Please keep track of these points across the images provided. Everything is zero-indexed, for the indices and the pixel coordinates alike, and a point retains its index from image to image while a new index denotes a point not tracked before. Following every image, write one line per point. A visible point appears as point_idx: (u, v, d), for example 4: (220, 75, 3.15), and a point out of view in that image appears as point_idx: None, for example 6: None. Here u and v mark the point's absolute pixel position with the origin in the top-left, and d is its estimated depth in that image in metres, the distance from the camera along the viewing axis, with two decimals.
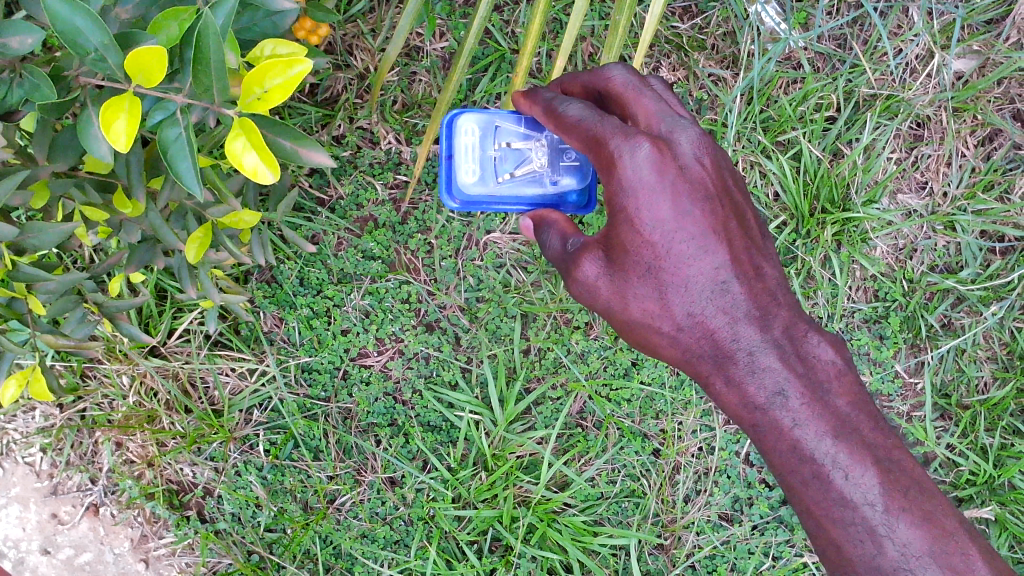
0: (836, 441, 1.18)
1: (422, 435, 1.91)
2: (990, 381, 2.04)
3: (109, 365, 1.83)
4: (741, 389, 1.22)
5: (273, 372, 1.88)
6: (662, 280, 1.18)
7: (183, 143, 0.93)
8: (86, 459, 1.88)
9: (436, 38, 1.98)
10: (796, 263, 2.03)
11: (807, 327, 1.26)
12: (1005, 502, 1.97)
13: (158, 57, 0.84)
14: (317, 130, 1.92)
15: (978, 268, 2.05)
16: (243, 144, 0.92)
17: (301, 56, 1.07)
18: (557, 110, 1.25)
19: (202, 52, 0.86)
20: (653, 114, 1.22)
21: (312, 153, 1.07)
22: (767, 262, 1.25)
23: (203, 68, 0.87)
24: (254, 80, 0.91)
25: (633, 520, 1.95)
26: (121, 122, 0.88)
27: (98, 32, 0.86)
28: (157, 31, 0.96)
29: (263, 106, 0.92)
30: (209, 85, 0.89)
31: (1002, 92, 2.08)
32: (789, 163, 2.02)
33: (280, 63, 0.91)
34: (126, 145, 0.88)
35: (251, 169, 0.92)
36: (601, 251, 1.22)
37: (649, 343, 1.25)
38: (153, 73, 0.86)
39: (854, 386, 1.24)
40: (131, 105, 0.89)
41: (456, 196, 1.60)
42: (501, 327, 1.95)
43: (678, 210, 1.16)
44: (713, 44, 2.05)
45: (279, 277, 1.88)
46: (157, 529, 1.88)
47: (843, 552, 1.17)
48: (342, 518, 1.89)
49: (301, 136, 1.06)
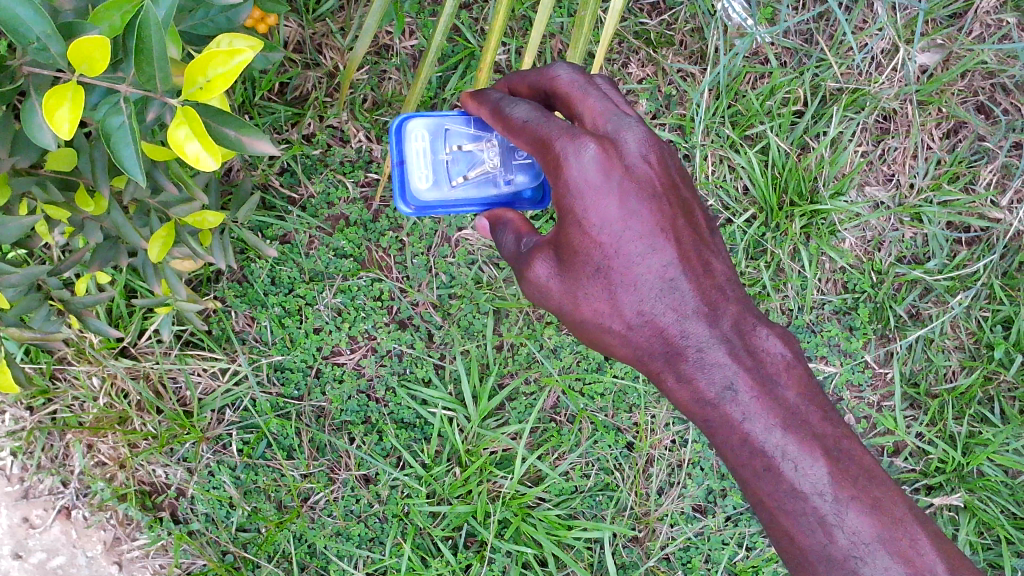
0: (785, 433, 1.20)
1: (396, 432, 1.91)
2: (958, 370, 2.07)
3: (77, 367, 1.82)
4: (692, 384, 1.24)
5: (244, 372, 1.87)
6: (610, 279, 1.19)
7: (126, 129, 0.92)
8: (57, 462, 1.87)
9: (405, 36, 1.98)
10: (766, 256, 2.04)
11: (756, 322, 1.27)
12: (973, 489, 2.00)
13: (100, 48, 0.85)
14: (286, 128, 1.92)
15: (945, 258, 2.08)
16: (186, 132, 0.94)
17: (256, 49, 1.11)
18: (504, 110, 1.24)
19: (144, 42, 0.86)
20: (598, 114, 1.23)
21: (256, 141, 1.11)
22: (716, 257, 1.26)
23: (145, 58, 0.87)
24: (197, 70, 0.92)
25: (607, 513, 1.96)
26: (63, 111, 0.88)
27: (39, 21, 0.86)
28: (98, 22, 0.94)
29: (206, 95, 0.94)
30: (152, 74, 0.90)
31: (966, 85, 2.10)
32: (758, 156, 2.04)
33: (222, 53, 0.92)
34: (70, 133, 0.88)
35: (193, 157, 0.94)
36: (552, 251, 1.22)
37: (601, 342, 1.27)
38: (96, 62, 0.86)
39: (803, 377, 1.26)
40: (74, 93, 0.89)
41: (410, 205, 1.47)
42: (473, 323, 1.96)
43: (624, 209, 1.17)
44: (681, 40, 2.07)
45: (250, 276, 1.88)
46: (130, 532, 1.87)
47: (796, 543, 1.19)
48: (316, 517, 1.89)
49: (246, 124, 1.09)
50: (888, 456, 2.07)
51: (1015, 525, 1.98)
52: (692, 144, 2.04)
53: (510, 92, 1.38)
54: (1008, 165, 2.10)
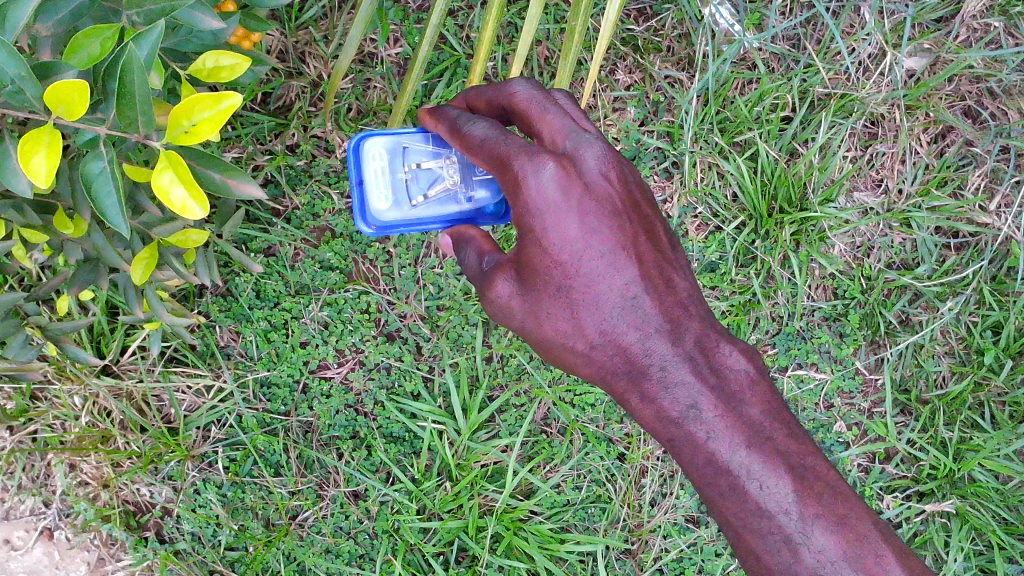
0: (749, 451, 1.18)
1: (385, 447, 1.89)
2: (948, 376, 2.06)
3: (59, 386, 1.78)
4: (656, 404, 1.22)
5: (230, 388, 1.85)
6: (572, 299, 1.17)
7: (107, 177, 0.89)
8: (39, 482, 1.83)
9: (390, 44, 1.95)
10: (756, 263, 2.04)
11: (719, 338, 1.25)
12: (965, 495, 1.99)
13: (79, 90, 0.83)
14: (270, 139, 1.89)
15: (934, 263, 2.07)
16: (172, 178, 0.91)
17: (245, 67, 1.16)
18: (460, 128, 1.22)
19: (127, 86, 0.84)
20: (557, 131, 1.21)
21: (240, 183, 1.08)
22: (677, 274, 1.25)
23: (127, 101, 0.85)
24: (182, 114, 0.90)
25: (599, 526, 1.95)
26: (40, 157, 0.85)
27: (15, 63, 0.83)
28: (76, 52, 0.91)
29: (192, 139, 0.92)
30: (134, 118, 0.87)
31: (953, 90, 2.09)
32: (747, 163, 2.02)
33: (208, 97, 0.90)
34: (47, 180, 0.85)
35: (179, 204, 0.91)
36: (512, 271, 1.19)
37: (564, 362, 1.24)
38: (75, 104, 0.84)
39: (766, 393, 1.24)
40: (50, 137, 0.85)
41: (370, 226, 1.44)
42: (462, 335, 1.94)
43: (584, 227, 1.16)
44: (669, 46, 2.05)
45: (235, 290, 1.85)
46: (115, 552, 1.84)
47: (762, 562, 1.17)
48: (304, 534, 1.86)
49: (230, 167, 1.07)
50: (879, 463, 2.06)
51: (1006, 531, 1.98)
52: (682, 150, 2.01)
53: (466, 106, 1.35)
54: (996, 169, 2.09)
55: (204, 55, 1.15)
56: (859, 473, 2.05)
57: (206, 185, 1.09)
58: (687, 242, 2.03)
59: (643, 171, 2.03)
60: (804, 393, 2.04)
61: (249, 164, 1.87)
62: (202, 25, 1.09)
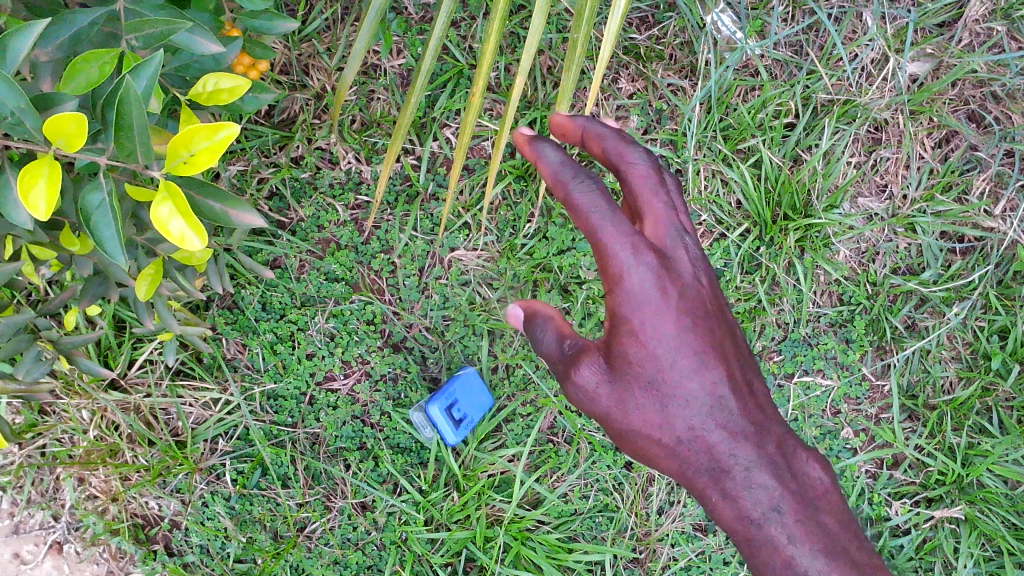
0: (827, 560, 1.19)
1: (392, 458, 1.89)
2: (955, 381, 2.04)
3: (67, 401, 1.79)
4: (737, 503, 1.22)
5: (237, 401, 1.85)
6: (662, 392, 1.20)
7: (107, 209, 0.89)
8: (47, 497, 1.84)
9: (393, 55, 1.96)
10: (761, 270, 2.04)
11: (797, 447, 1.29)
12: (974, 501, 1.98)
13: (77, 123, 0.83)
14: (274, 152, 1.90)
15: (939, 269, 2.06)
16: (170, 210, 0.89)
17: (245, 90, 1.17)
18: (575, 187, 1.18)
19: (125, 118, 0.83)
20: (662, 219, 1.24)
21: (242, 214, 1.06)
22: (757, 381, 1.30)
23: (125, 133, 0.84)
24: (181, 144, 0.89)
25: (607, 535, 1.95)
26: (40, 189, 0.85)
27: (13, 95, 0.83)
28: (77, 74, 0.94)
29: (191, 169, 0.91)
30: (134, 149, 0.86)
31: (956, 95, 2.09)
32: (750, 170, 2.02)
33: (205, 127, 0.89)
34: (46, 214, 0.86)
35: (178, 236, 0.90)
36: (600, 357, 1.22)
37: (645, 456, 1.25)
38: (73, 137, 0.83)
39: (839, 506, 1.28)
40: (50, 170, 0.86)
41: None
42: (468, 345, 1.94)
43: (679, 327, 1.20)
44: (671, 54, 2.06)
45: (241, 303, 1.86)
46: (124, 565, 1.85)
47: None
48: (312, 546, 1.87)
49: (232, 197, 1.06)
50: (888, 469, 2.05)
51: (1016, 536, 1.96)
52: (685, 159, 2.02)
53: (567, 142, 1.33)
54: (1001, 174, 2.08)
55: (205, 78, 1.16)
56: (867, 479, 2.05)
57: (207, 215, 1.07)
58: None
59: None
60: (810, 400, 2.03)
61: (253, 177, 1.89)
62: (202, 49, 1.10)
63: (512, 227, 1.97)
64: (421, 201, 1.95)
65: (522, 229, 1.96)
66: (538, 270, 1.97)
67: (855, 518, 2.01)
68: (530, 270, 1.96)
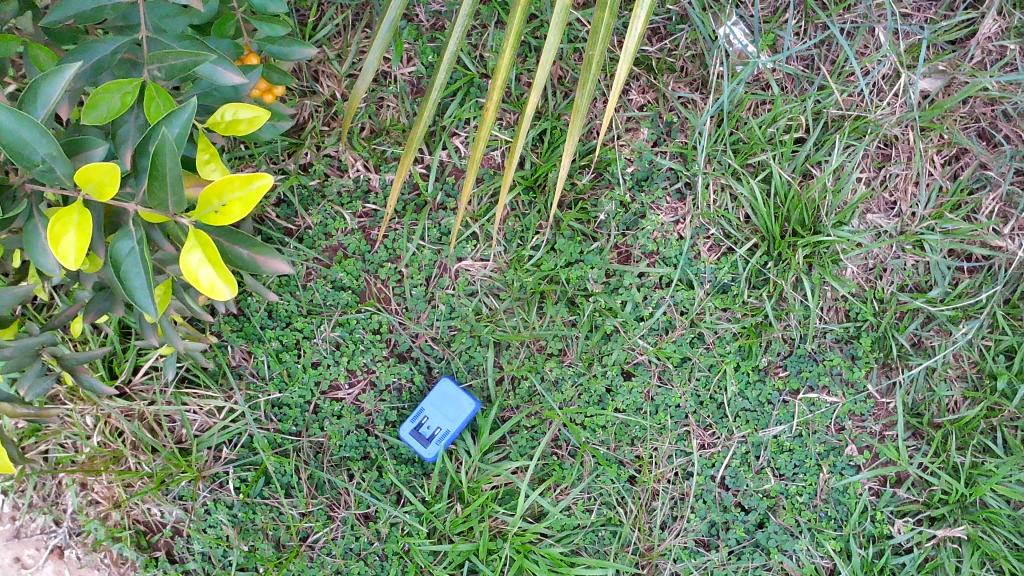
0: None
1: (396, 468, 1.89)
2: (960, 401, 2.04)
3: (72, 406, 1.82)
4: None
5: (241, 410, 1.86)
6: None
7: (136, 257, 0.97)
8: (49, 501, 1.85)
9: (404, 63, 1.95)
10: (769, 285, 2.01)
11: None
12: (976, 521, 1.97)
13: (110, 172, 0.92)
14: (283, 159, 1.91)
15: (947, 287, 2.05)
16: (200, 258, 0.98)
17: (262, 119, 1.30)
18: None
19: (158, 169, 0.92)
20: None
21: (269, 259, 1.14)
22: None
23: (158, 182, 0.93)
24: (214, 194, 0.96)
25: (610, 549, 1.95)
26: (69, 238, 0.94)
27: (46, 144, 0.93)
28: (99, 104, 1.04)
29: (221, 218, 0.98)
30: (165, 198, 0.95)
31: (967, 112, 2.07)
32: (760, 186, 2.01)
33: (239, 178, 0.96)
34: (75, 261, 0.94)
35: (207, 284, 0.98)
36: None
37: None
38: (103, 184, 0.93)
39: None
40: (80, 218, 0.95)
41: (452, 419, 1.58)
42: (474, 356, 1.94)
43: None
44: (682, 67, 2.05)
45: (247, 311, 1.87)
46: (125, 571, 1.85)
47: None
48: (315, 556, 1.86)
49: (259, 244, 1.14)
50: (891, 487, 2.03)
51: (1018, 557, 1.95)
52: (694, 172, 2.00)
53: None
54: (1011, 193, 2.06)
55: (225, 109, 1.30)
56: (869, 496, 2.02)
57: (237, 263, 1.15)
58: (698, 263, 2.00)
59: (656, 192, 2.00)
60: (815, 416, 1.99)
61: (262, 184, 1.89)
62: (223, 80, 1.20)
63: (520, 239, 1.96)
64: (429, 211, 1.93)
65: (530, 240, 1.94)
66: (545, 281, 1.96)
67: (856, 535, 1.99)
68: (537, 282, 1.95)
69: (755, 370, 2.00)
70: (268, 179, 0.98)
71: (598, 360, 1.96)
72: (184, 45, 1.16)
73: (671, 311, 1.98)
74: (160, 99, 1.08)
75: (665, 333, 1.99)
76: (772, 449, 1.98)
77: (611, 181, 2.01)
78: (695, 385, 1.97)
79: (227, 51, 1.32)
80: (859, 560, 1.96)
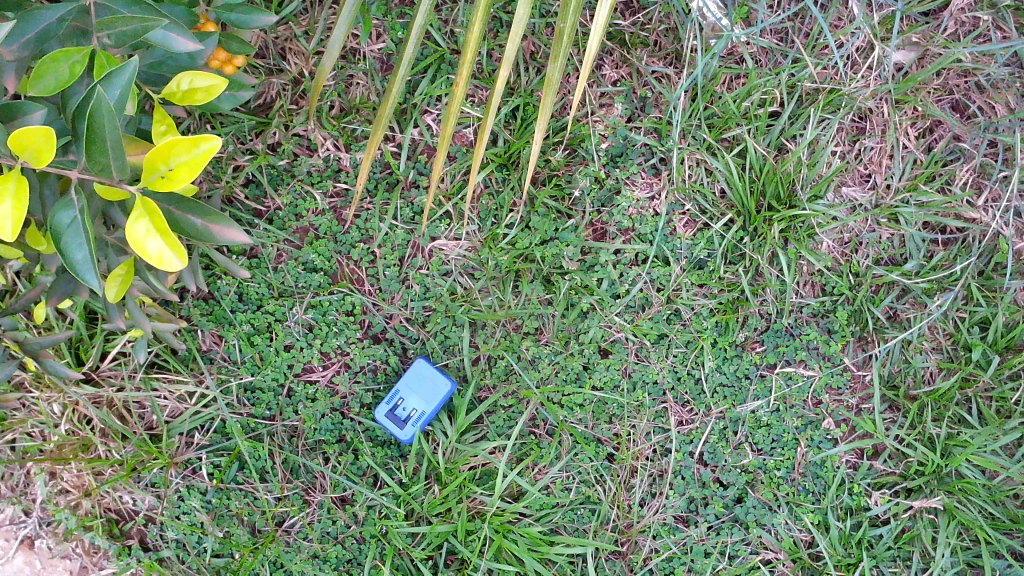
0: None
1: (372, 451, 1.87)
2: (936, 371, 2.03)
3: (37, 394, 1.79)
4: None
5: (212, 394, 1.84)
6: None
7: (77, 229, 0.94)
8: (18, 491, 1.83)
9: (373, 39, 1.91)
10: (745, 261, 1.99)
11: None
12: (952, 491, 1.97)
13: (45, 136, 0.90)
14: (250, 139, 1.87)
15: (922, 259, 2.04)
16: (147, 228, 0.96)
17: (219, 88, 1.27)
18: None
19: (96, 131, 0.90)
20: None
21: (222, 228, 1.14)
22: None
23: (98, 146, 0.91)
24: (159, 159, 0.94)
25: (589, 527, 1.94)
26: (5, 208, 0.91)
27: None
28: (45, 73, 1.03)
29: (167, 183, 0.96)
30: (107, 164, 0.93)
31: (941, 84, 2.06)
32: (735, 160, 1.99)
33: (185, 141, 0.94)
34: (12, 232, 0.92)
35: (156, 255, 0.97)
36: None
37: None
38: (41, 150, 0.91)
39: None
40: (16, 186, 0.92)
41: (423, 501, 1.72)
42: (450, 336, 1.92)
43: None
44: (656, 41, 2.02)
45: (217, 294, 1.84)
46: (97, 560, 1.82)
47: None
48: (292, 540, 1.84)
49: (212, 213, 1.13)
50: (867, 459, 2.03)
51: (993, 526, 1.96)
52: (669, 147, 1.98)
53: None
54: (985, 165, 2.06)
55: (181, 77, 1.27)
56: (847, 469, 2.01)
57: (189, 234, 1.14)
58: (673, 239, 1.98)
59: (630, 168, 1.99)
60: (793, 390, 1.98)
61: (230, 164, 1.86)
62: (178, 48, 1.19)
63: (495, 217, 1.94)
64: (401, 189, 1.91)
65: (504, 218, 1.92)
66: (520, 260, 1.94)
67: (833, 508, 1.99)
68: (512, 260, 1.93)
69: (732, 346, 1.99)
70: (216, 142, 0.96)
71: (575, 338, 1.95)
72: (133, 10, 1.14)
73: (648, 288, 1.97)
74: (109, 68, 1.08)
75: (642, 310, 1.98)
76: (750, 424, 1.97)
77: (585, 157, 1.98)
78: (673, 361, 1.96)
79: (181, 18, 1.30)
80: (837, 533, 1.97)
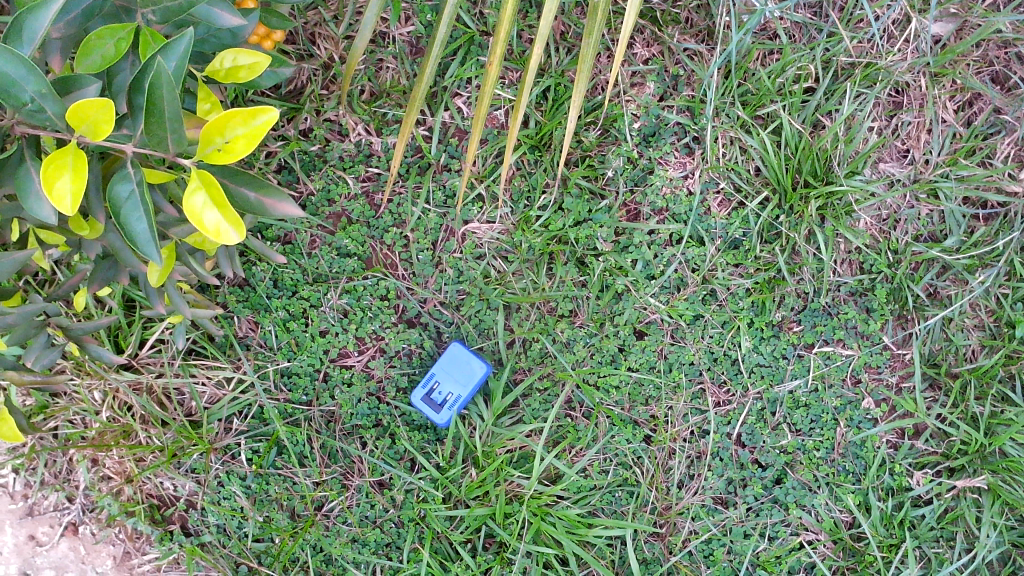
0: None
1: (409, 435, 1.87)
2: (978, 349, 2.00)
3: (78, 381, 1.81)
4: None
5: (250, 379, 1.84)
6: None
7: (136, 201, 0.95)
8: (62, 478, 1.85)
9: (402, 23, 1.89)
10: (781, 239, 1.97)
11: None
12: (997, 470, 1.93)
13: (103, 108, 0.91)
14: (283, 125, 1.87)
15: (963, 235, 2.00)
16: (204, 200, 0.97)
17: (262, 66, 1.29)
18: None
19: (155, 104, 0.91)
20: None
21: (276, 202, 1.13)
22: None
23: (156, 118, 0.92)
24: (215, 130, 0.95)
25: (628, 509, 1.93)
26: (64, 181, 0.93)
27: (35, 81, 0.92)
28: (92, 50, 1.05)
29: (224, 156, 0.97)
30: (163, 136, 0.94)
31: (980, 56, 2.02)
32: (770, 137, 1.96)
33: (241, 112, 0.95)
34: (71, 205, 0.94)
35: (214, 227, 0.97)
36: None
37: None
38: (97, 124, 0.92)
39: None
40: (74, 160, 0.94)
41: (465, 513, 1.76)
42: (484, 319, 1.91)
43: None
44: (688, 18, 1.99)
45: (252, 280, 1.84)
46: (140, 546, 1.85)
47: None
48: (331, 524, 1.85)
49: (266, 185, 1.13)
50: (909, 439, 1.99)
51: None
52: (703, 125, 1.95)
53: None
54: None
55: (224, 55, 1.29)
56: (888, 449, 1.99)
57: (243, 206, 1.14)
58: (708, 219, 1.96)
59: (663, 147, 1.96)
60: (831, 370, 1.96)
61: (261, 151, 1.85)
62: (222, 23, 1.19)
63: (527, 199, 1.93)
64: (433, 172, 1.91)
65: (537, 200, 1.91)
66: (553, 242, 1.93)
67: (874, 488, 1.97)
68: (545, 242, 1.92)
69: (769, 326, 1.97)
70: (271, 114, 0.97)
71: (610, 320, 1.93)
72: None
73: (683, 269, 1.95)
74: (155, 45, 1.10)
75: (677, 291, 1.96)
76: (788, 405, 1.95)
77: (618, 137, 1.96)
78: (709, 342, 1.94)
79: None
80: (879, 513, 1.94)
